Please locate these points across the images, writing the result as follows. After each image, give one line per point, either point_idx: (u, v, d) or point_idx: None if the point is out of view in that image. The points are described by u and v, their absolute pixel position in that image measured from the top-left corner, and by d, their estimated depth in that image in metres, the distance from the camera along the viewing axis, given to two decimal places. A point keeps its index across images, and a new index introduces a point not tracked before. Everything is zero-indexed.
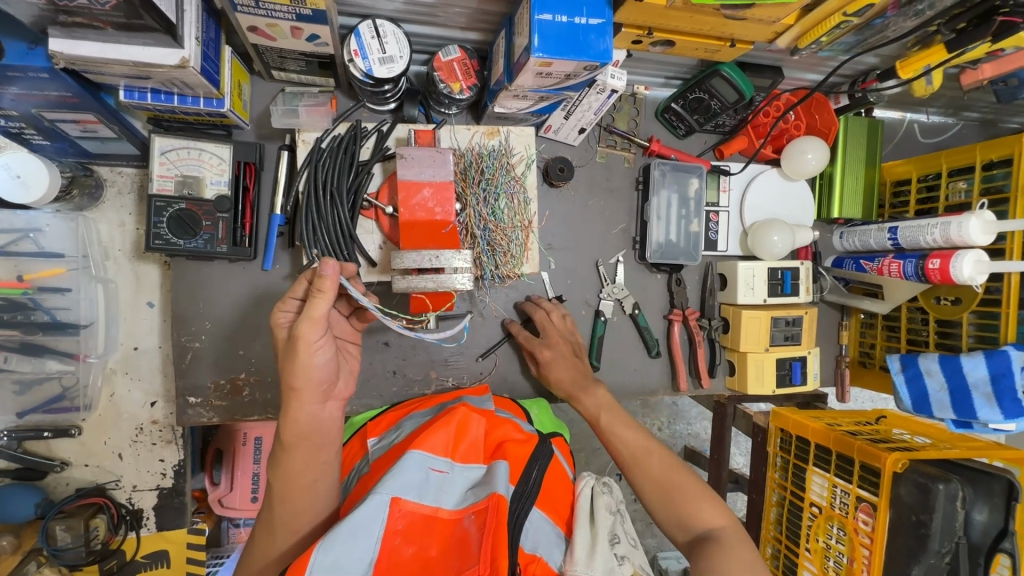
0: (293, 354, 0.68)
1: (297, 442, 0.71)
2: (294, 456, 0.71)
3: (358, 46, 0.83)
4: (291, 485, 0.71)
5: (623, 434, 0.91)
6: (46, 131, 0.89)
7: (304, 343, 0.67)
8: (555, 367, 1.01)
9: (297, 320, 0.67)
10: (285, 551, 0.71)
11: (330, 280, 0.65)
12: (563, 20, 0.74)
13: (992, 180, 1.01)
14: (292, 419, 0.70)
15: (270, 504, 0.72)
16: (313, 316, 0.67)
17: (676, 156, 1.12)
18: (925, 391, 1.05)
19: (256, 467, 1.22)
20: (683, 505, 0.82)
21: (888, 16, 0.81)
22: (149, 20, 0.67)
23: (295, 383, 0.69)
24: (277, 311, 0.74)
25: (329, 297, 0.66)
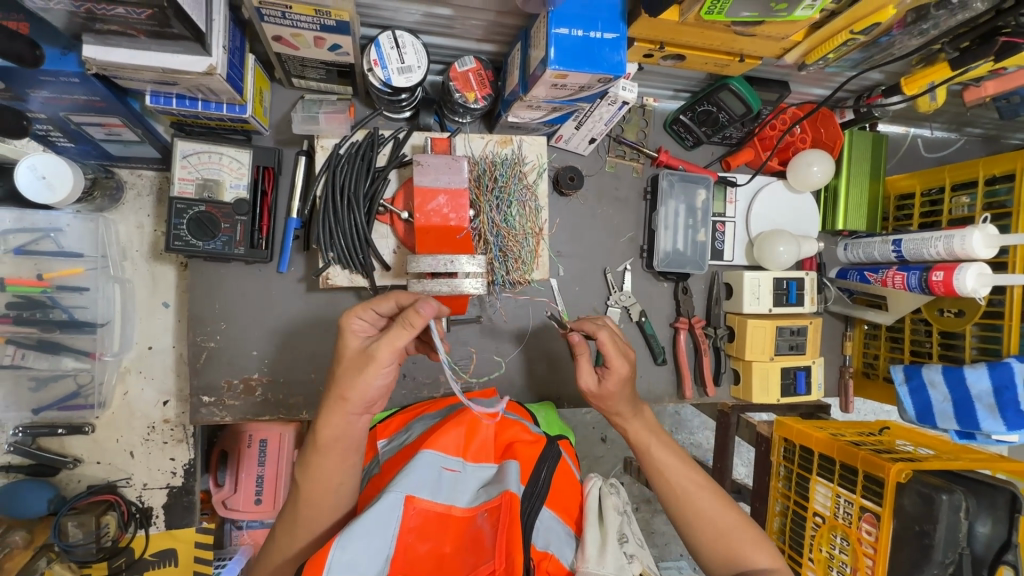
0: (363, 372, 0.70)
1: (331, 445, 0.72)
2: (326, 458, 0.72)
3: (378, 56, 0.86)
4: (317, 485, 0.73)
5: (674, 469, 0.88)
6: (72, 134, 0.92)
7: (376, 365, 0.69)
8: (617, 390, 0.87)
9: (380, 341, 0.69)
10: (304, 548, 0.74)
11: (422, 320, 0.68)
12: (579, 33, 0.77)
13: (995, 195, 1.03)
14: (330, 423, 0.72)
15: (296, 503, 0.74)
16: (392, 342, 0.69)
17: (683, 167, 1.14)
18: (929, 402, 1.06)
19: (260, 470, 1.17)
20: (735, 546, 0.83)
21: (894, 34, 0.83)
22: (180, 29, 0.69)
23: (347, 393, 0.70)
24: (353, 314, 0.75)
25: (414, 332, 0.69)
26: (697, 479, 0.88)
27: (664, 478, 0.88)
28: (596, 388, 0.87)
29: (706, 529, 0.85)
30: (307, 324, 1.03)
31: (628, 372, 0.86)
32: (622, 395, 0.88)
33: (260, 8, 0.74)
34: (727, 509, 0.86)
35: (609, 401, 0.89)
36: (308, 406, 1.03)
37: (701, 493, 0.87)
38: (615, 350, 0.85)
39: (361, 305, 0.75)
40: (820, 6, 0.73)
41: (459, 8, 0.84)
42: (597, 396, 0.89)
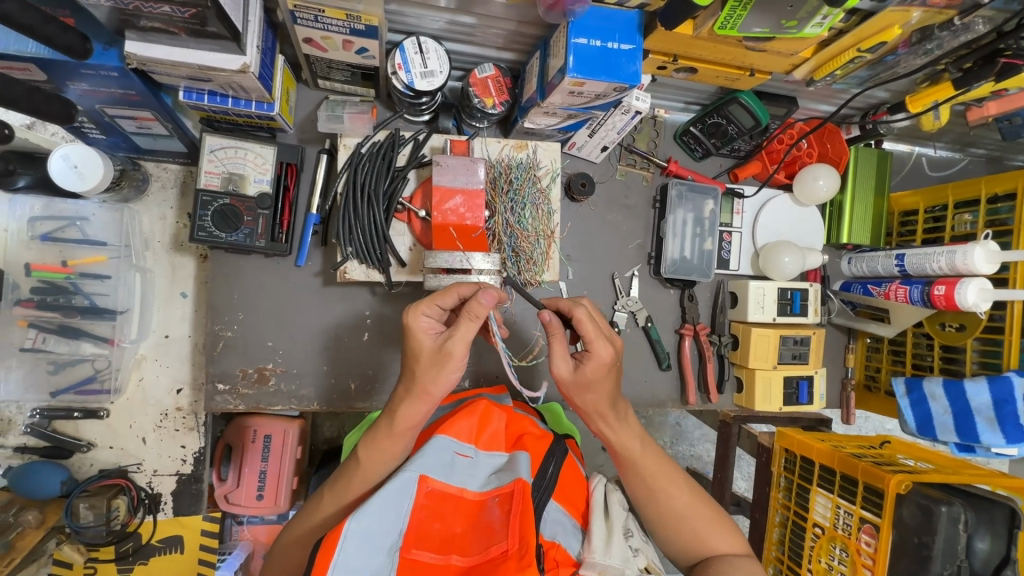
0: (441, 366, 0.71)
1: (404, 433, 0.76)
2: (393, 441, 0.77)
3: (402, 60, 0.89)
4: (374, 462, 0.77)
5: (649, 468, 0.86)
6: (105, 125, 0.95)
7: (455, 361, 0.71)
8: (597, 376, 0.78)
9: (452, 338, 0.70)
10: (332, 516, 0.79)
11: (487, 310, 0.68)
12: (596, 44, 0.80)
13: (996, 213, 1.06)
14: (407, 414, 0.75)
15: (349, 475, 0.79)
16: (465, 335, 0.70)
17: (692, 177, 1.17)
18: (930, 414, 1.08)
19: (262, 466, 1.19)
20: (703, 538, 0.86)
21: (900, 53, 0.86)
22: (219, 28, 0.73)
23: (430, 388, 0.73)
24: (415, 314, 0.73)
25: (481, 323, 0.69)
26: (672, 477, 0.87)
27: (638, 475, 0.87)
28: (573, 375, 0.79)
29: (675, 524, 0.87)
30: (322, 317, 1.05)
31: (610, 356, 0.78)
32: (602, 382, 0.79)
33: (294, 11, 0.78)
34: (699, 504, 0.87)
35: (587, 390, 0.80)
36: (320, 398, 1.05)
37: (675, 490, 0.87)
38: (593, 331, 0.76)
39: (425, 302, 0.72)
40: (828, 24, 0.76)
41: (482, 16, 0.87)
42: (575, 385, 0.80)
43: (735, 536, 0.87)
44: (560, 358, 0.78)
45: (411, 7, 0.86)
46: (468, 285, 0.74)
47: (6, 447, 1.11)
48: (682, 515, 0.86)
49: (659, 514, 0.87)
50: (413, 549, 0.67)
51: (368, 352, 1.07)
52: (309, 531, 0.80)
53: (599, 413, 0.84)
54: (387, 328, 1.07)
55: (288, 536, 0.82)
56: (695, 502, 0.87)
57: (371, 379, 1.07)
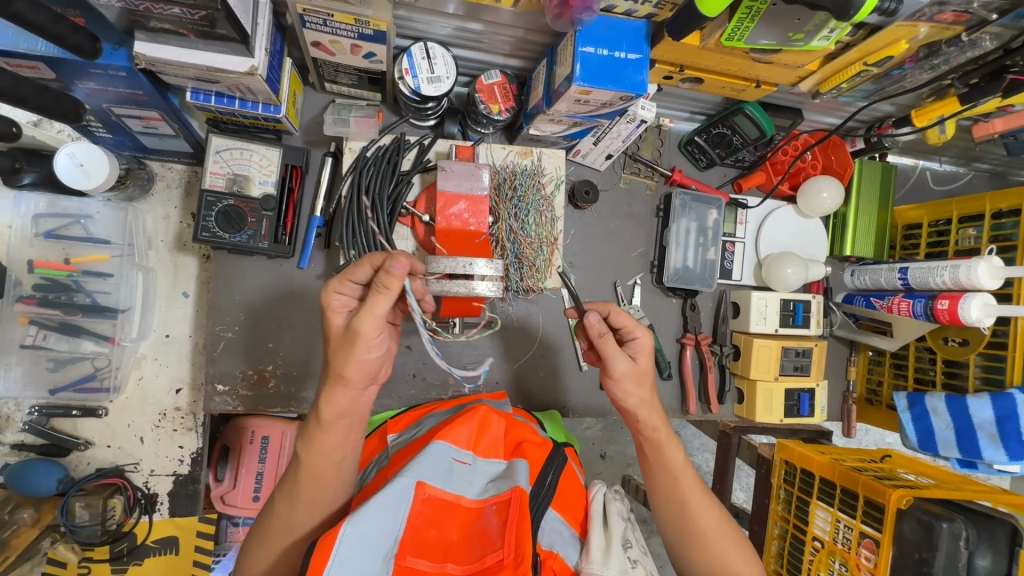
0: (350, 346, 0.69)
1: (334, 421, 0.74)
2: (329, 434, 0.74)
3: (409, 65, 0.89)
4: (323, 458, 0.74)
5: (687, 485, 0.85)
6: (111, 124, 0.96)
7: (363, 339, 0.68)
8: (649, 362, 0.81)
9: (360, 314, 0.68)
10: (317, 525, 0.76)
11: (397, 280, 0.66)
12: (603, 53, 0.80)
13: (1000, 229, 1.05)
14: (331, 399, 0.73)
15: (296, 477, 0.75)
16: (374, 310, 0.68)
17: (696, 186, 1.17)
18: (932, 429, 1.07)
19: (260, 466, 1.18)
20: (723, 558, 0.84)
21: (906, 68, 0.86)
22: (227, 30, 0.73)
23: (346, 371, 0.71)
24: (333, 293, 0.74)
25: (392, 294, 0.67)
26: (705, 496, 0.86)
27: (674, 491, 0.85)
28: (631, 367, 0.79)
29: (700, 543, 0.84)
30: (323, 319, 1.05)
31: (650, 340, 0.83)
32: (650, 374, 0.82)
33: (303, 15, 0.79)
34: (724, 523, 0.86)
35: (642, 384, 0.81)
36: (318, 400, 1.05)
37: (706, 508, 0.85)
38: (631, 319, 0.82)
39: (339, 280, 0.73)
40: (835, 37, 0.76)
41: (489, 23, 0.88)
42: (632, 379, 0.80)
43: (746, 553, 0.86)
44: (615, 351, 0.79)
45: (419, 13, 0.86)
46: (380, 255, 0.72)
47: (3, 444, 1.11)
48: (709, 535, 0.84)
49: (680, 527, 0.85)
50: (408, 556, 0.67)
51: None
52: (296, 541, 0.76)
53: (649, 412, 0.83)
54: None
55: (265, 555, 0.76)
56: (722, 521, 0.86)
57: None
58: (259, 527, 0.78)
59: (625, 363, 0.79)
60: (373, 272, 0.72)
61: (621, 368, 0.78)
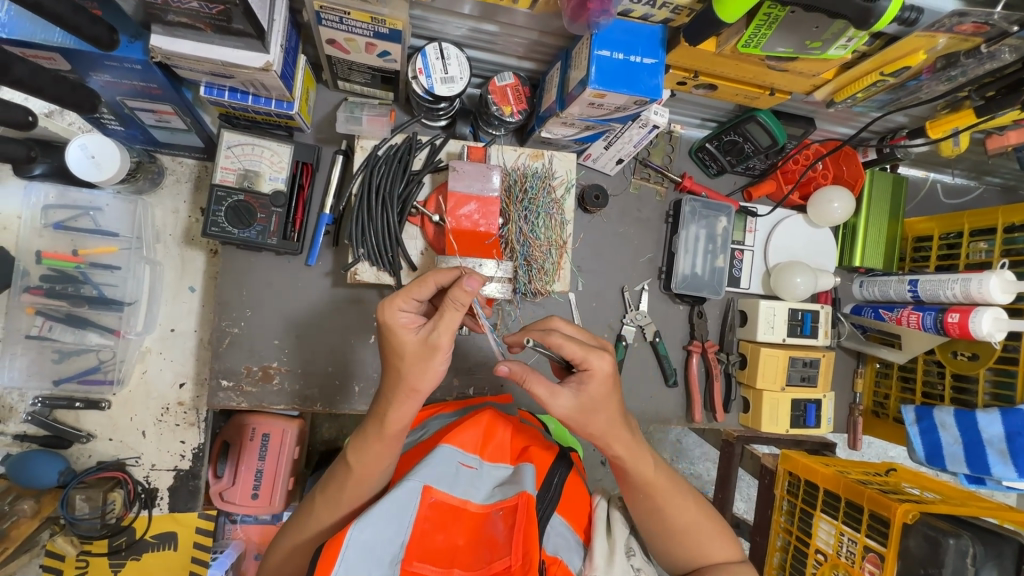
0: (427, 360, 0.69)
1: (397, 435, 0.73)
2: (370, 439, 0.73)
3: (423, 65, 0.89)
4: (361, 464, 0.74)
5: (661, 490, 0.80)
6: (124, 117, 0.96)
7: (443, 352, 0.68)
8: (602, 396, 0.71)
9: (438, 328, 0.68)
10: (332, 525, 0.77)
11: (472, 296, 0.67)
12: (619, 57, 0.80)
13: (1013, 243, 1.05)
14: (399, 412, 0.72)
15: (341, 482, 0.75)
16: (450, 325, 0.68)
17: (705, 194, 1.17)
18: (939, 443, 1.06)
19: (260, 464, 1.17)
20: (701, 548, 0.83)
21: (923, 79, 0.86)
22: (245, 26, 0.73)
23: (420, 384, 0.70)
24: (392, 311, 0.70)
25: (466, 309, 0.68)
26: (679, 494, 0.82)
27: (647, 497, 0.80)
28: (575, 403, 0.71)
29: (678, 540, 0.83)
30: (328, 317, 1.05)
31: (611, 366, 0.72)
32: (607, 404, 0.72)
33: (320, 12, 0.79)
34: (701, 516, 0.84)
35: (592, 414, 0.72)
36: (323, 398, 1.05)
37: (678, 506, 0.82)
38: (580, 349, 0.71)
39: (401, 296, 0.70)
40: (852, 46, 0.76)
41: (504, 25, 0.87)
42: (579, 415, 0.72)
43: (731, 543, 0.85)
44: (544, 388, 0.70)
45: (435, 13, 0.86)
46: (446, 273, 0.72)
47: (6, 434, 1.11)
48: (686, 531, 0.82)
49: (656, 527, 0.82)
50: (415, 562, 0.68)
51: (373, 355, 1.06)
52: (308, 539, 0.77)
53: (609, 441, 0.75)
54: None
55: (281, 547, 0.78)
56: (700, 515, 0.84)
57: (375, 382, 1.06)
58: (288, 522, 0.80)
59: (565, 404, 0.71)
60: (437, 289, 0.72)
61: (561, 408, 0.71)
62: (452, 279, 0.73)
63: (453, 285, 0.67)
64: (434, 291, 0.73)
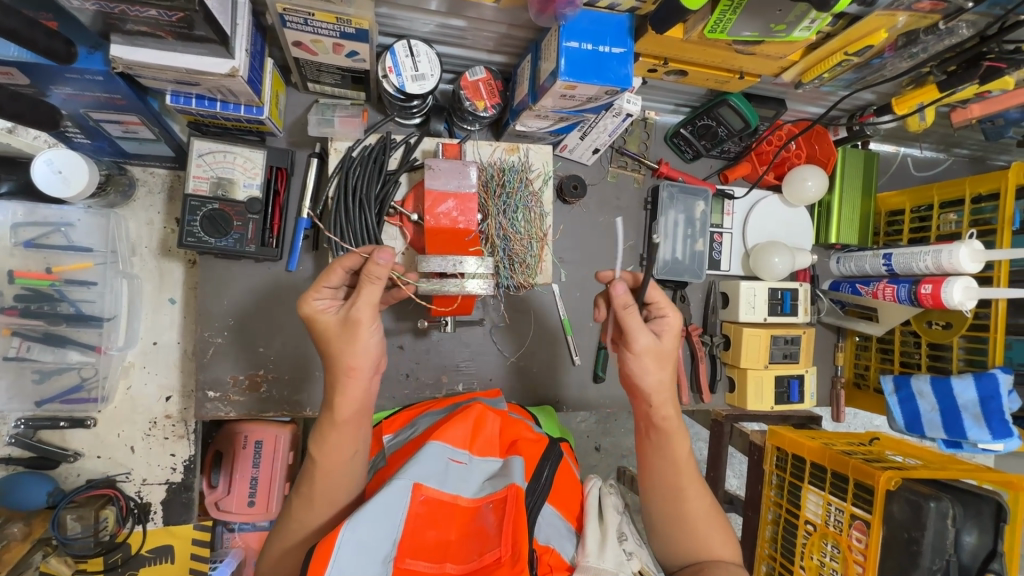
0: (352, 335, 0.71)
1: (351, 419, 0.74)
2: (341, 432, 0.74)
3: (392, 64, 0.89)
4: (330, 458, 0.74)
5: (685, 472, 0.86)
6: (90, 130, 0.94)
7: (366, 325, 0.72)
8: (674, 346, 0.84)
9: (358, 304, 0.71)
10: (321, 526, 0.75)
11: (386, 269, 0.70)
12: (588, 47, 0.80)
13: (981, 212, 1.07)
14: (347, 396, 0.73)
15: (310, 479, 0.74)
16: (369, 299, 0.72)
17: (683, 179, 1.18)
18: (918, 412, 1.09)
19: (255, 471, 1.17)
20: (706, 543, 0.85)
21: (886, 56, 0.87)
22: (207, 31, 0.72)
23: (354, 361, 0.72)
24: (310, 299, 0.74)
25: (383, 282, 0.72)
26: (699, 483, 0.87)
27: (670, 479, 0.86)
28: (654, 344, 0.82)
29: (684, 528, 0.85)
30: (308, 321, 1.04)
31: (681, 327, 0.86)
32: (672, 357, 0.85)
33: (284, 14, 0.77)
34: (713, 512, 0.87)
35: (664, 362, 0.84)
36: (311, 402, 1.04)
37: (696, 496, 0.86)
38: (664, 297, 0.86)
39: (314, 287, 0.75)
40: (817, 27, 0.77)
41: (472, 20, 0.87)
42: (654, 356, 0.83)
43: (730, 543, 0.86)
44: (636, 321, 0.81)
45: (402, 10, 0.86)
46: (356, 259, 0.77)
47: None
48: (695, 522, 0.85)
49: (671, 512, 0.86)
50: (407, 559, 0.67)
51: None
52: (302, 540, 0.75)
53: (663, 398, 0.85)
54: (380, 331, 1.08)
55: (272, 553, 0.76)
56: (711, 511, 0.86)
57: None
58: (275, 527, 0.78)
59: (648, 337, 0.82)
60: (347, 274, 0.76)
61: (643, 343, 0.81)
62: (361, 262, 0.76)
63: (369, 261, 0.71)
64: (345, 276, 0.76)
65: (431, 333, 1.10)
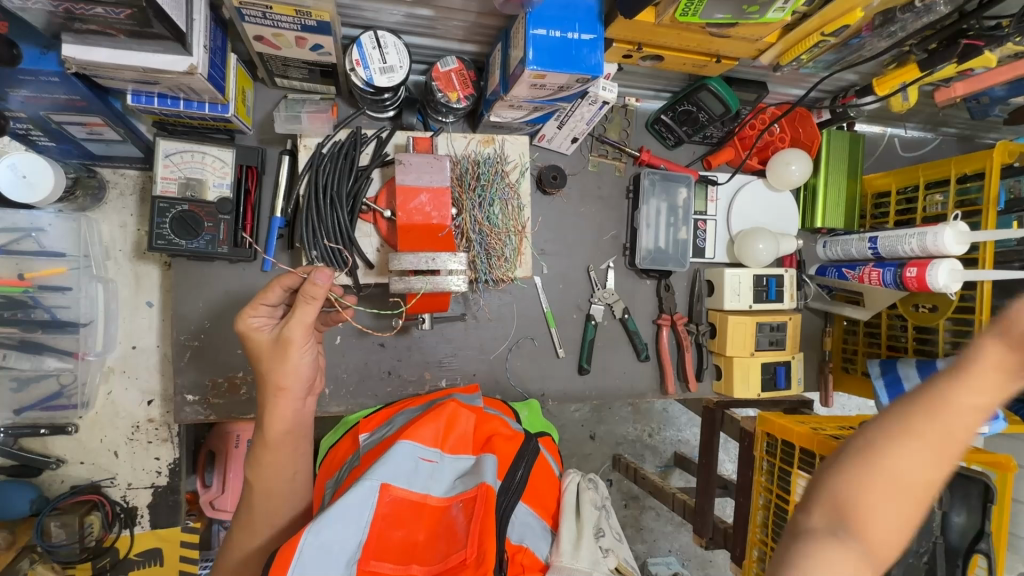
0: (283, 355, 0.74)
1: (282, 438, 0.78)
2: (275, 452, 0.78)
3: (359, 56, 0.86)
4: (269, 477, 0.78)
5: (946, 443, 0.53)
6: (53, 133, 0.91)
7: (297, 345, 0.74)
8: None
9: (289, 323, 0.74)
10: (263, 545, 0.77)
11: (323, 290, 0.71)
12: (556, 34, 0.78)
13: (966, 193, 1.06)
14: (276, 416, 0.77)
15: (250, 500, 0.78)
16: (302, 320, 0.74)
17: (665, 165, 1.16)
18: (904, 396, 1.08)
19: (247, 469, 1.20)
20: (880, 513, 0.53)
21: (864, 36, 0.85)
22: (160, 28, 0.69)
23: (284, 381, 0.75)
24: (247, 316, 0.78)
25: (319, 303, 0.72)
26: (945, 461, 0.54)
27: (916, 427, 0.54)
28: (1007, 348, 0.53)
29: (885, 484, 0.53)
30: None
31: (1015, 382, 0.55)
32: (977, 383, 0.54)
33: (240, 8, 0.75)
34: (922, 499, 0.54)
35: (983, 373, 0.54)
36: None
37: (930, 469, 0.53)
38: None
39: (252, 305, 0.78)
40: (790, 8, 0.75)
41: (440, 9, 0.85)
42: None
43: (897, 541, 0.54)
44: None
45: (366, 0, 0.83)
46: (292, 277, 0.78)
47: None
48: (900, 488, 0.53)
49: (885, 458, 0.54)
50: (371, 561, 0.66)
51: (343, 354, 1.06)
52: (257, 548, 0.77)
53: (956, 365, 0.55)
54: (360, 329, 1.06)
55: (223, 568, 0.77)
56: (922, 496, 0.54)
57: (345, 382, 1.06)
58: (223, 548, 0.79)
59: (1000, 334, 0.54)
60: (286, 293, 0.79)
61: None
62: (299, 281, 0.78)
63: (306, 281, 0.71)
64: (284, 294, 0.79)
65: (412, 330, 1.09)
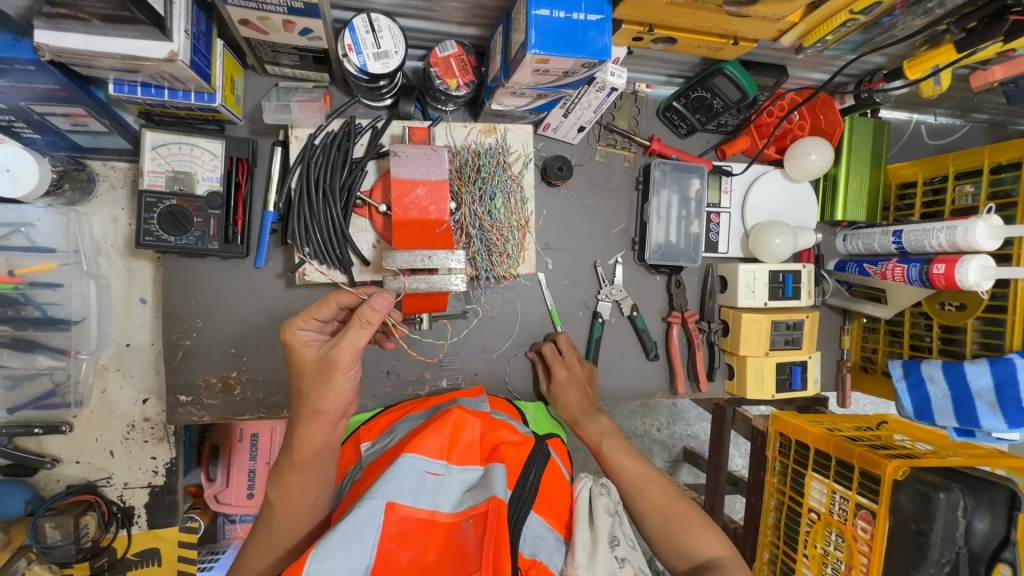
0: (328, 378, 0.70)
1: (309, 461, 0.72)
2: (301, 475, 0.72)
3: (352, 41, 0.81)
4: (288, 500, 0.72)
5: (633, 476, 0.90)
6: (37, 124, 0.88)
7: (343, 369, 0.70)
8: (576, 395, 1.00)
9: (339, 345, 0.70)
10: (271, 567, 0.72)
11: (380, 315, 0.69)
12: (561, 15, 0.72)
13: (999, 184, 0.99)
14: (307, 438, 0.72)
15: (268, 520, 0.73)
16: (353, 342, 0.70)
17: (676, 155, 1.09)
18: (927, 398, 1.03)
19: (251, 463, 1.21)
20: (690, 540, 0.83)
21: (897, 14, 0.79)
22: (135, 12, 0.65)
23: (322, 405, 0.71)
24: (297, 329, 0.75)
25: (373, 328, 0.70)
26: (652, 480, 0.89)
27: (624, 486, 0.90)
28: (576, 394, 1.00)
29: (661, 525, 0.85)
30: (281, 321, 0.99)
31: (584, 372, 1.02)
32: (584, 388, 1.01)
33: None
34: (676, 501, 0.87)
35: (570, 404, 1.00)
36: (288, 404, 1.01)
37: (651, 490, 0.88)
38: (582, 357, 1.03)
39: (301, 317, 0.75)
40: None
41: None
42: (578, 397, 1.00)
43: (718, 538, 0.84)
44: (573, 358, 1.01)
45: None
46: (348, 295, 0.76)
47: None
48: (665, 513, 0.86)
49: (638, 503, 0.88)
50: None
51: None
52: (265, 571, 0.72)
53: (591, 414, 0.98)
54: None
55: None
56: (673, 499, 0.87)
57: None
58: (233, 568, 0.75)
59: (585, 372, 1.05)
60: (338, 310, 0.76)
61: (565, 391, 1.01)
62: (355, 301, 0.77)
63: (362, 304, 0.69)
64: (338, 310, 0.76)
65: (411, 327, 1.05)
